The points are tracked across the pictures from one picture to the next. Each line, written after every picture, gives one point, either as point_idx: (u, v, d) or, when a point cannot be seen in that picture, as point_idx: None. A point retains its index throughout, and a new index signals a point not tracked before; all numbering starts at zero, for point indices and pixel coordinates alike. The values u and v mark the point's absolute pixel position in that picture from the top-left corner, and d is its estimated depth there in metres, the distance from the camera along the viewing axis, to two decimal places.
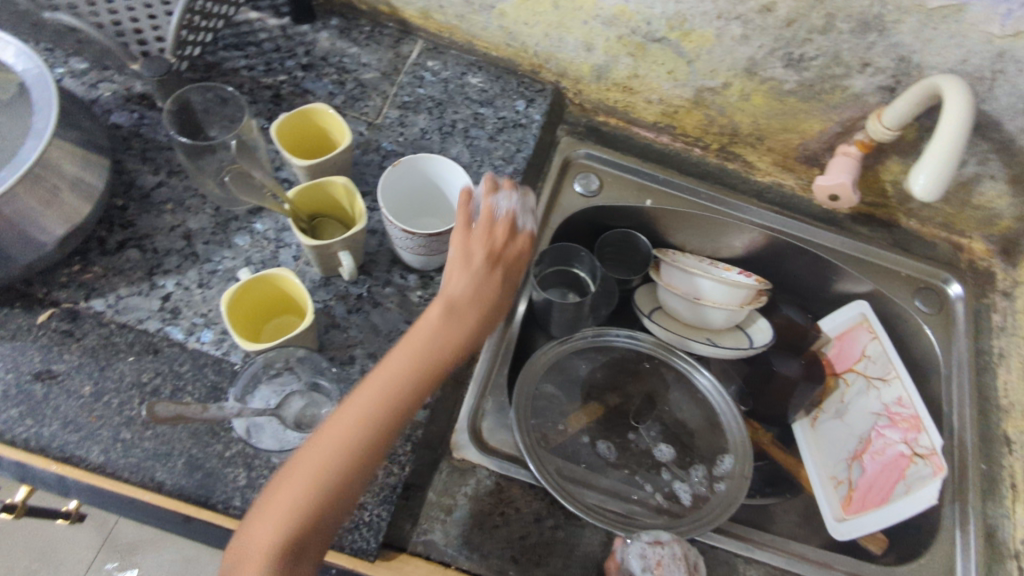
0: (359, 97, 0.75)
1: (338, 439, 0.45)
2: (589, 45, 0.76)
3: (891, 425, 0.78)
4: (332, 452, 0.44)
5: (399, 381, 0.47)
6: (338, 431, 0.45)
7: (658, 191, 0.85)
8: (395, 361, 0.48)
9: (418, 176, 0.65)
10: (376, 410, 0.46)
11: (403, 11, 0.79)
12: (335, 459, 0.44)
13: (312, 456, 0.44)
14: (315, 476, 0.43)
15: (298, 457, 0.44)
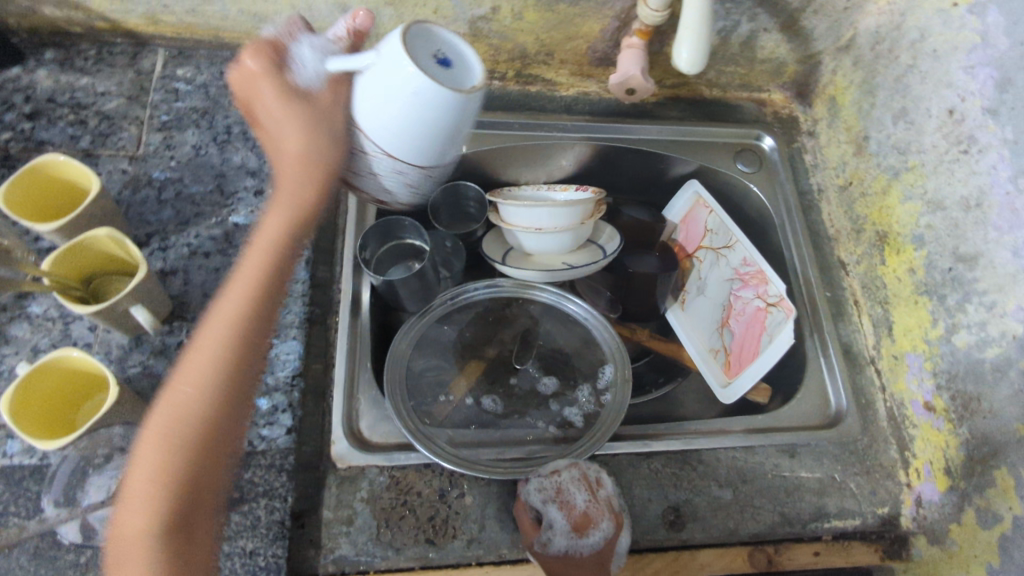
0: (109, 132, 0.67)
1: (183, 420, 0.44)
2: (342, 6, 0.71)
3: (744, 286, 0.82)
4: (170, 445, 0.43)
5: (225, 339, 0.46)
6: (181, 409, 0.44)
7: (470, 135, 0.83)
8: (211, 330, 0.45)
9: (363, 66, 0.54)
10: (205, 385, 0.45)
11: (125, 22, 0.70)
12: (185, 435, 0.44)
13: (153, 440, 0.43)
14: (168, 461, 0.43)
15: (122, 507, 0.43)
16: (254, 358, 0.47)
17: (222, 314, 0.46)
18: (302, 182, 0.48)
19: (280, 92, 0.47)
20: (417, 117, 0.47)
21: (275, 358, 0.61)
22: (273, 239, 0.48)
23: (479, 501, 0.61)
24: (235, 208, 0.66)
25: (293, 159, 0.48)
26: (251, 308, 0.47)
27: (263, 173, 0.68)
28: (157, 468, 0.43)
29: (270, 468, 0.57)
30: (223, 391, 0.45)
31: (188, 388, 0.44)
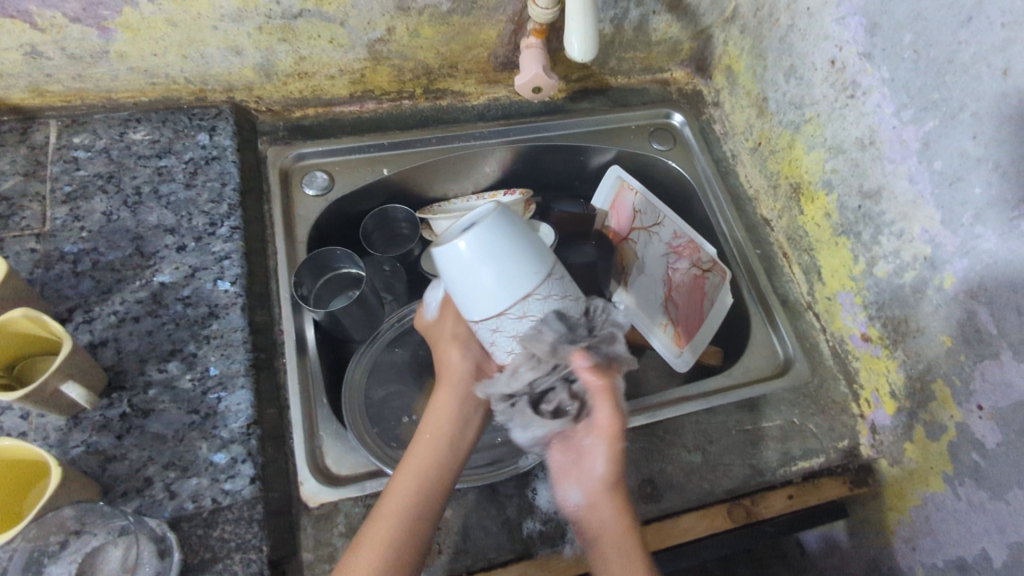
0: (9, 212, 0.64)
1: (388, 521, 0.53)
2: (235, 49, 0.70)
3: (679, 258, 0.86)
4: (407, 494, 0.55)
5: (429, 455, 0.57)
6: (408, 486, 0.55)
7: (390, 157, 0.83)
8: (442, 408, 0.60)
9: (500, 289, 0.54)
10: (428, 465, 0.57)
11: (8, 98, 0.68)
12: (408, 513, 0.53)
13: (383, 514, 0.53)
14: (375, 543, 0.51)
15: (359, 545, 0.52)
16: (438, 488, 0.56)
17: (426, 442, 0.58)
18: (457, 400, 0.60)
19: (451, 336, 0.62)
20: (505, 249, 0.50)
21: (227, 411, 0.59)
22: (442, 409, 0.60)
23: (459, 511, 0.61)
24: (158, 268, 0.65)
25: (450, 375, 0.61)
26: (457, 418, 0.60)
27: (182, 229, 0.67)
28: (393, 539, 0.52)
29: (239, 521, 0.55)
30: (452, 455, 0.58)
31: (411, 485, 0.55)
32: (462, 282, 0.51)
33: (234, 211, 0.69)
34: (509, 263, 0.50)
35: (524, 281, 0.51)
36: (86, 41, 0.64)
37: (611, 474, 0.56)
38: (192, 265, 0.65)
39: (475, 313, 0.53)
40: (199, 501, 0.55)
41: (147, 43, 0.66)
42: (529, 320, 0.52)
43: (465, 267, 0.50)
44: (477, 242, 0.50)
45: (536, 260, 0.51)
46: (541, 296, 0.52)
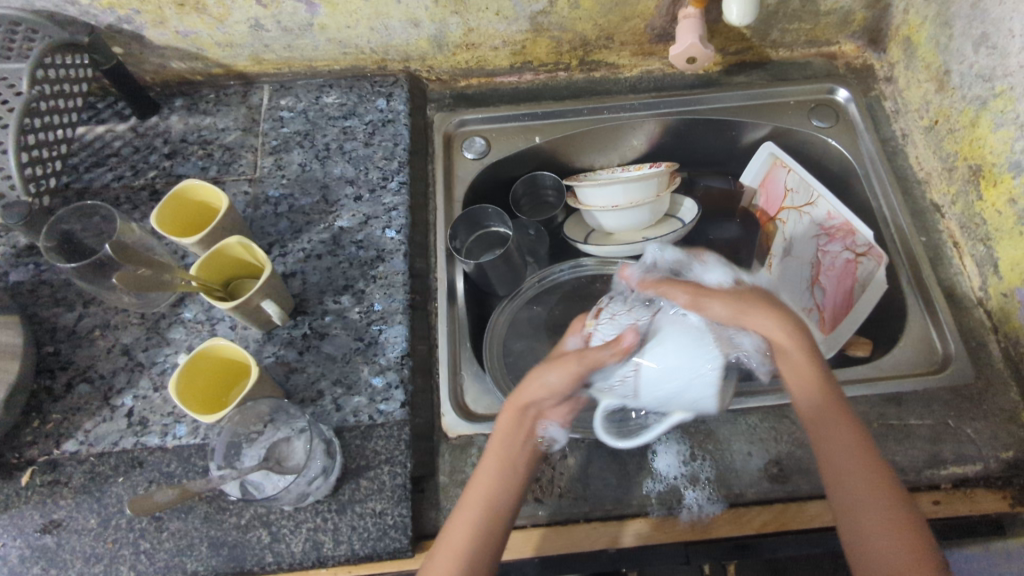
0: (230, 160, 0.77)
1: (475, 508, 0.56)
2: (413, 21, 0.78)
3: (831, 240, 0.81)
4: (490, 488, 0.57)
5: (498, 465, 0.59)
6: (477, 506, 0.57)
7: (543, 126, 0.87)
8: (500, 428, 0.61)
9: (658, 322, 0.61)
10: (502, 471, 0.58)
11: (236, 65, 0.81)
12: (482, 524, 0.55)
13: (458, 535, 0.55)
14: (450, 555, 0.54)
15: (453, 529, 0.56)
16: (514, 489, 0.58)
17: (489, 471, 0.58)
18: (515, 436, 0.60)
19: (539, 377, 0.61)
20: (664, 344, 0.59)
21: (386, 342, 0.68)
22: (509, 435, 0.60)
23: (582, 462, 0.65)
24: (338, 214, 0.74)
25: (517, 411, 0.61)
26: (502, 467, 0.59)
27: (360, 181, 0.76)
28: (472, 543, 0.55)
29: (389, 439, 0.63)
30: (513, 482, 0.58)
31: (490, 484, 0.58)
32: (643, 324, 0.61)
33: (402, 168, 0.77)
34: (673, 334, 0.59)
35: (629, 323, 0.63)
36: (297, 15, 0.74)
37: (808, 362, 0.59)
38: (366, 213, 0.74)
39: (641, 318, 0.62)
40: (359, 416, 0.64)
41: (343, 17, 0.76)
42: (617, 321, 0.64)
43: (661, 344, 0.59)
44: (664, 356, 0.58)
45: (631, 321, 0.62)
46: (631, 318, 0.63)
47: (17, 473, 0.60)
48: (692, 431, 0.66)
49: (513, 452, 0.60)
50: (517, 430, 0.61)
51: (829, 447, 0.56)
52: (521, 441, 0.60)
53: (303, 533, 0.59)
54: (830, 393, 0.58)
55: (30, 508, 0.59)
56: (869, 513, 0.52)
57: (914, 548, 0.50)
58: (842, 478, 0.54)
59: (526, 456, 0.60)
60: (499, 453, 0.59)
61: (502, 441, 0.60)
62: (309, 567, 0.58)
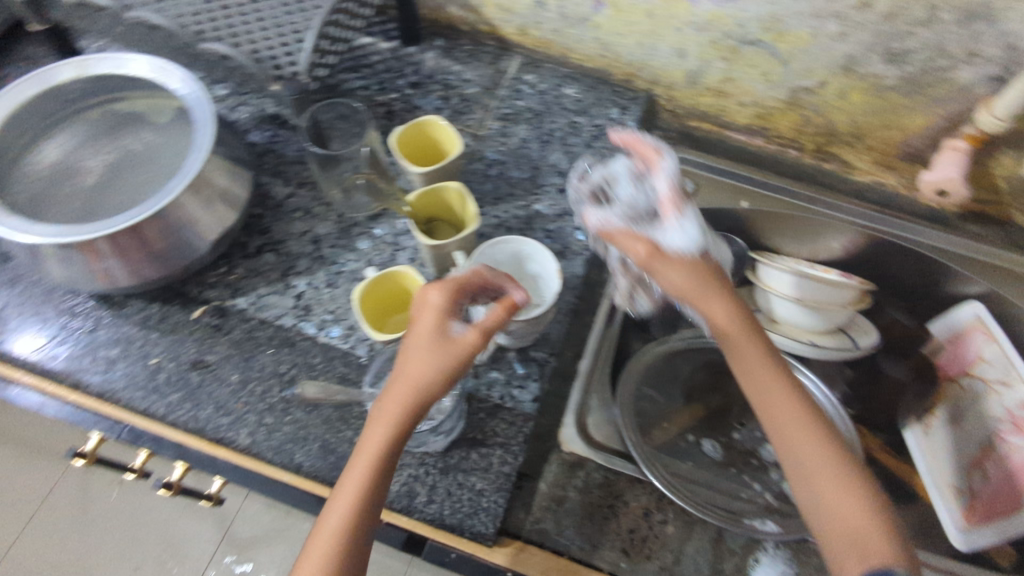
0: (464, 111, 0.80)
1: (352, 496, 0.46)
2: (681, 51, 0.78)
3: (1016, 431, 0.74)
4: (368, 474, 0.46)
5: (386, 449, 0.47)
6: (352, 497, 0.46)
7: (754, 194, 0.86)
8: (394, 403, 0.47)
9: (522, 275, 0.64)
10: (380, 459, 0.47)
11: (502, 29, 0.84)
12: (360, 512, 0.46)
13: (325, 533, 0.46)
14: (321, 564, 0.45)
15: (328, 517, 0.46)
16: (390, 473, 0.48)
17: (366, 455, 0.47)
18: (405, 408, 0.47)
19: (434, 336, 0.48)
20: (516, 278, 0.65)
21: (545, 336, 0.66)
22: (395, 404, 0.47)
23: (680, 534, 0.61)
24: (540, 198, 0.75)
25: (417, 380, 0.47)
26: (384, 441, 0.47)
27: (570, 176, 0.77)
28: (345, 539, 0.46)
29: (511, 425, 0.62)
30: (393, 465, 0.47)
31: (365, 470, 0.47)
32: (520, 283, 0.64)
33: None
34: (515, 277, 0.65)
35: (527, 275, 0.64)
36: (580, 7, 0.77)
37: (697, 302, 0.59)
38: (565, 207, 0.75)
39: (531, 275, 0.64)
40: (491, 391, 0.63)
41: (621, 23, 0.77)
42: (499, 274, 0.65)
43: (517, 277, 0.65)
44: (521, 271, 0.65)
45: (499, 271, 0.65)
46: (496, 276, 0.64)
47: (191, 306, 0.64)
48: (800, 560, 0.62)
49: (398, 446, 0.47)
50: (402, 413, 0.47)
51: (790, 448, 0.56)
52: (412, 412, 0.47)
53: (402, 476, 0.59)
54: (805, 405, 0.57)
55: (190, 340, 0.62)
56: (863, 530, 0.52)
57: (883, 525, 0.52)
58: (802, 475, 0.55)
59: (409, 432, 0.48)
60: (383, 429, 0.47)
61: (389, 416, 0.47)
62: (394, 510, 0.57)
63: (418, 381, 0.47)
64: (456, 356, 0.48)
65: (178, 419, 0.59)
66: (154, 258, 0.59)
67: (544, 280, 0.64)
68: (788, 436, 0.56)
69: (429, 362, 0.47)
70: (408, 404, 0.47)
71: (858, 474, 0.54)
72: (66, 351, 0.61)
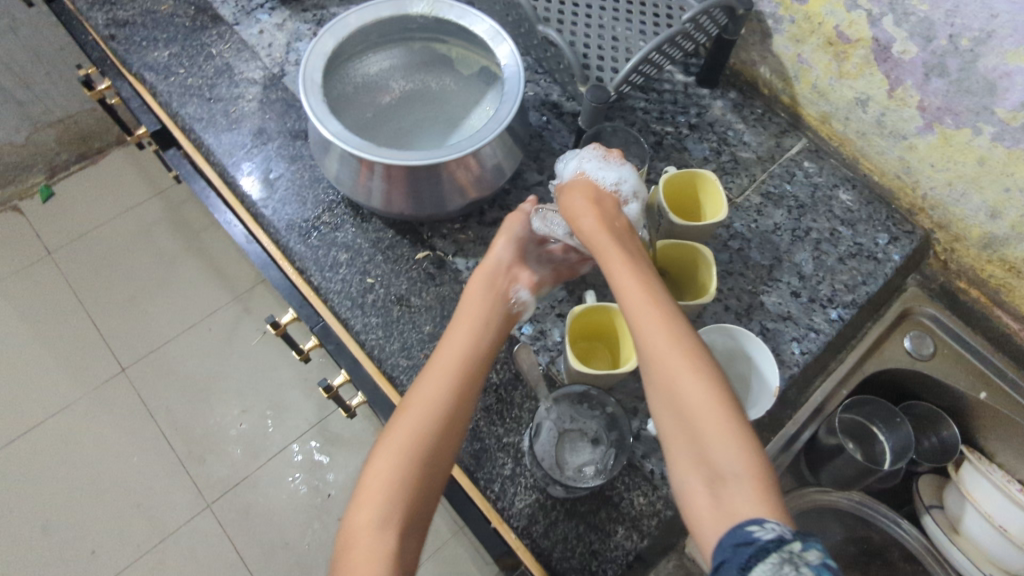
0: (728, 171, 0.78)
1: (425, 411, 0.49)
2: (994, 211, 0.68)
3: None
4: (444, 397, 0.50)
5: (440, 383, 0.50)
6: (423, 416, 0.49)
7: (999, 388, 0.75)
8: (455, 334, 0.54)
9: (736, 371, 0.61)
10: (451, 381, 0.50)
11: (804, 108, 0.80)
12: (428, 426, 0.49)
13: (394, 448, 0.48)
14: (389, 467, 0.47)
15: (393, 431, 0.49)
16: (468, 401, 0.51)
17: (434, 380, 0.51)
18: (487, 308, 0.55)
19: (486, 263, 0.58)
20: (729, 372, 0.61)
21: None
22: (461, 331, 0.54)
23: None
24: (769, 291, 0.71)
25: (484, 271, 0.57)
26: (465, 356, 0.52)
27: (809, 284, 0.72)
28: (411, 457, 0.47)
29: (650, 504, 0.57)
30: (471, 375, 0.51)
31: (435, 391, 0.50)
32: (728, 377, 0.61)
33: (853, 308, 0.71)
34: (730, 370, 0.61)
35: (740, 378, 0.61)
36: (904, 123, 0.70)
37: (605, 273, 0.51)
38: (790, 313, 0.70)
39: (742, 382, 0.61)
40: (644, 460, 0.58)
41: (940, 155, 0.70)
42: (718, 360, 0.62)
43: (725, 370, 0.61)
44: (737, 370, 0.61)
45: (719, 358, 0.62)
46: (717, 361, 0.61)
47: (418, 247, 0.68)
48: None
49: (473, 371, 0.52)
50: (461, 337, 0.53)
51: (687, 457, 0.45)
52: (482, 328, 0.54)
53: (530, 497, 0.56)
54: (693, 367, 0.46)
55: (405, 277, 0.66)
56: (735, 449, 0.43)
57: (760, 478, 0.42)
58: (703, 434, 0.44)
59: (481, 358, 0.53)
60: (446, 352, 0.52)
61: (451, 346, 0.53)
62: (510, 525, 0.56)
63: (476, 310, 0.55)
64: (513, 268, 0.58)
65: (367, 341, 0.62)
66: (411, 195, 0.63)
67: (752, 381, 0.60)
68: (694, 418, 0.44)
69: (484, 279, 0.57)
70: (467, 334, 0.53)
71: (739, 410, 0.45)
72: (306, 237, 0.67)
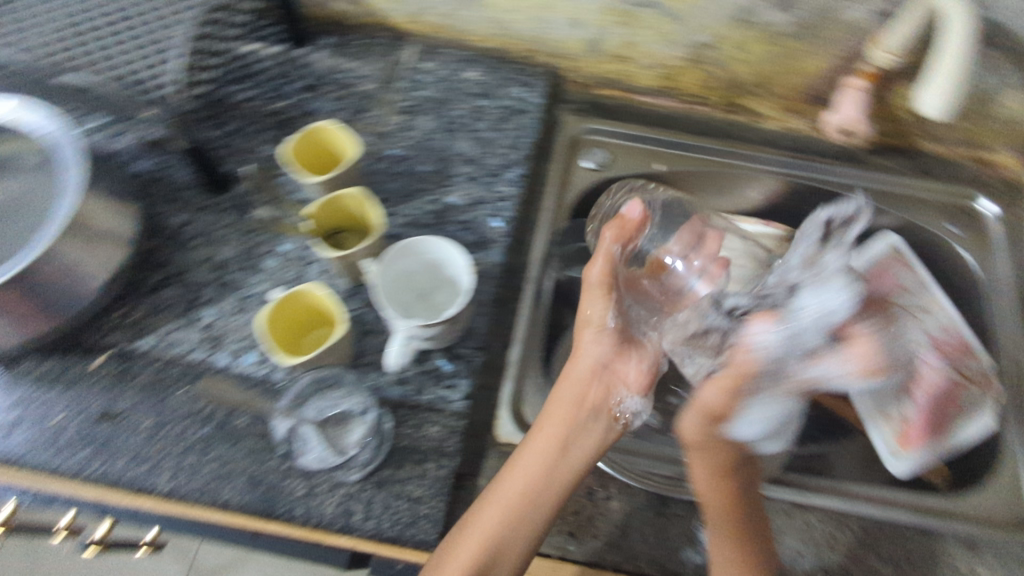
0: (363, 108, 0.78)
1: (478, 544, 0.56)
2: (577, 21, 0.77)
3: (937, 354, 0.76)
4: (495, 522, 0.58)
5: (497, 518, 0.58)
6: (472, 552, 0.56)
7: (667, 155, 0.84)
8: (531, 448, 0.62)
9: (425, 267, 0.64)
10: (527, 493, 0.59)
11: (391, 18, 0.81)
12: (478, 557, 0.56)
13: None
14: None
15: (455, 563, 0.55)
16: (545, 497, 0.59)
17: (489, 514, 0.58)
18: (557, 427, 0.64)
19: (574, 403, 0.67)
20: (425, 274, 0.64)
21: (473, 332, 0.66)
22: (551, 430, 0.63)
23: (625, 509, 0.63)
24: (451, 188, 0.73)
25: (550, 409, 0.66)
26: (561, 452, 0.62)
27: (479, 162, 0.75)
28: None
29: (445, 428, 0.61)
30: (554, 488, 0.60)
31: (508, 505, 0.59)
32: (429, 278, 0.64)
33: (524, 161, 0.76)
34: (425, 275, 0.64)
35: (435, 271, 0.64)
36: None
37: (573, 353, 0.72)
38: (477, 196, 0.73)
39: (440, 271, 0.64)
40: (421, 395, 0.63)
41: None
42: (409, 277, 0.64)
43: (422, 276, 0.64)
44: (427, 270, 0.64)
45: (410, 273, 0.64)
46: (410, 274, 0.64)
47: (92, 355, 0.62)
48: None
49: (548, 471, 0.61)
50: (552, 430, 0.64)
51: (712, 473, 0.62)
52: (561, 437, 0.63)
53: (338, 496, 0.57)
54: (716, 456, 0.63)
55: (96, 390, 0.60)
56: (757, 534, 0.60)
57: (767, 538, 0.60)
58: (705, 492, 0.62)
59: (568, 478, 0.61)
60: (533, 458, 0.62)
61: (534, 458, 0.62)
62: (332, 533, 0.56)
63: (551, 415, 0.65)
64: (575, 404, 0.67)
65: (91, 475, 0.56)
66: (37, 311, 0.57)
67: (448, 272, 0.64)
68: (703, 451, 0.64)
69: (568, 388, 0.68)
70: (546, 438, 0.63)
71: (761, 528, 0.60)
72: None
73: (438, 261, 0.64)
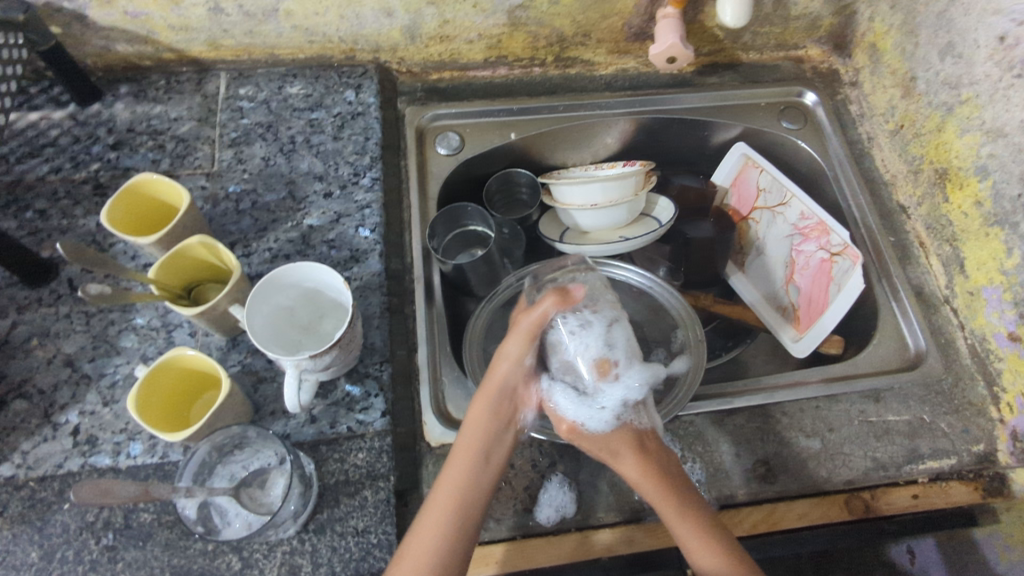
0: (185, 153, 0.72)
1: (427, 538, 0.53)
2: (387, 11, 0.74)
3: (805, 239, 0.82)
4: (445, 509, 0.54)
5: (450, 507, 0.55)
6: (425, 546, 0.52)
7: (518, 122, 0.85)
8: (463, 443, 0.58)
9: (298, 295, 0.60)
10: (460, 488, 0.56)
11: (189, 50, 0.75)
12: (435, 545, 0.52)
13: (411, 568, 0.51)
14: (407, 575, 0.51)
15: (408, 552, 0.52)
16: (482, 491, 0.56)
17: (437, 506, 0.55)
18: (485, 419, 0.59)
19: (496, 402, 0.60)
20: (302, 304, 0.61)
21: (372, 348, 0.64)
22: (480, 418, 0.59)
23: (571, 469, 0.62)
24: (307, 211, 0.70)
25: (483, 399, 0.60)
26: (480, 463, 0.57)
27: (329, 177, 0.72)
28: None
29: (370, 450, 0.59)
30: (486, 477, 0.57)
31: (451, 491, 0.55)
32: (309, 305, 0.61)
33: (375, 163, 0.73)
34: (304, 307, 0.61)
35: (313, 297, 0.61)
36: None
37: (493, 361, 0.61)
38: (337, 211, 0.70)
39: (318, 295, 0.61)
40: (336, 427, 0.59)
41: (311, 3, 0.72)
42: (287, 310, 0.60)
43: (301, 308, 0.61)
44: (304, 299, 0.61)
45: (288, 309, 0.60)
46: (292, 305, 0.60)
47: None
48: (680, 433, 0.66)
49: (484, 464, 0.57)
50: (481, 423, 0.59)
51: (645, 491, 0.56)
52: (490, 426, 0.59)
53: (277, 557, 0.54)
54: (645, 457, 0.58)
55: None
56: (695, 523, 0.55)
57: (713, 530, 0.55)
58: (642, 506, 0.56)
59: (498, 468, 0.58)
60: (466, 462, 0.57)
61: (463, 447, 0.58)
62: None
63: (479, 416, 0.59)
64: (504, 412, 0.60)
65: None
66: None
67: (331, 294, 0.61)
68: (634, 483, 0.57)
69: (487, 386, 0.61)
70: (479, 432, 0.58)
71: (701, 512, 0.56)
72: None
73: (312, 291, 0.61)
